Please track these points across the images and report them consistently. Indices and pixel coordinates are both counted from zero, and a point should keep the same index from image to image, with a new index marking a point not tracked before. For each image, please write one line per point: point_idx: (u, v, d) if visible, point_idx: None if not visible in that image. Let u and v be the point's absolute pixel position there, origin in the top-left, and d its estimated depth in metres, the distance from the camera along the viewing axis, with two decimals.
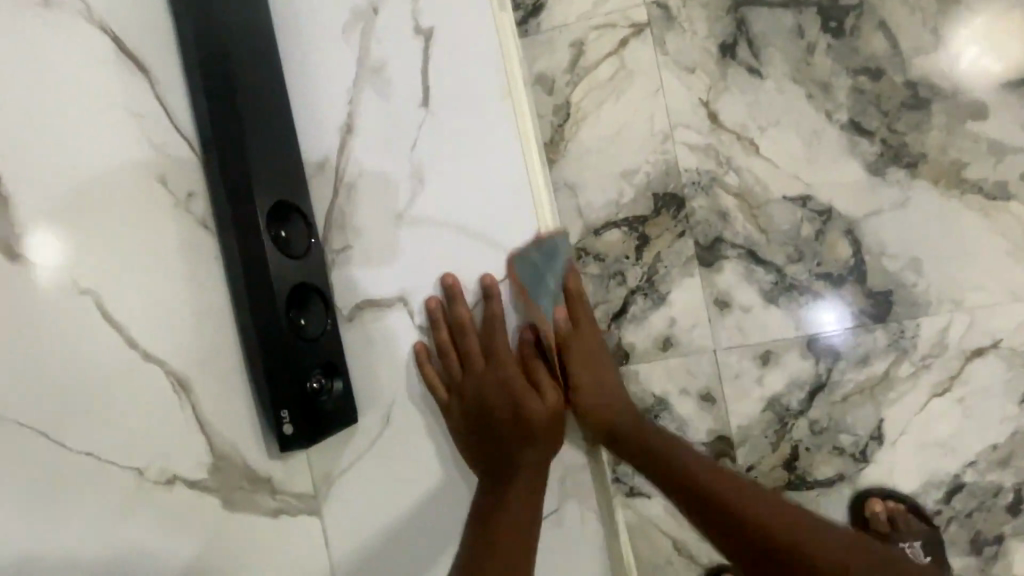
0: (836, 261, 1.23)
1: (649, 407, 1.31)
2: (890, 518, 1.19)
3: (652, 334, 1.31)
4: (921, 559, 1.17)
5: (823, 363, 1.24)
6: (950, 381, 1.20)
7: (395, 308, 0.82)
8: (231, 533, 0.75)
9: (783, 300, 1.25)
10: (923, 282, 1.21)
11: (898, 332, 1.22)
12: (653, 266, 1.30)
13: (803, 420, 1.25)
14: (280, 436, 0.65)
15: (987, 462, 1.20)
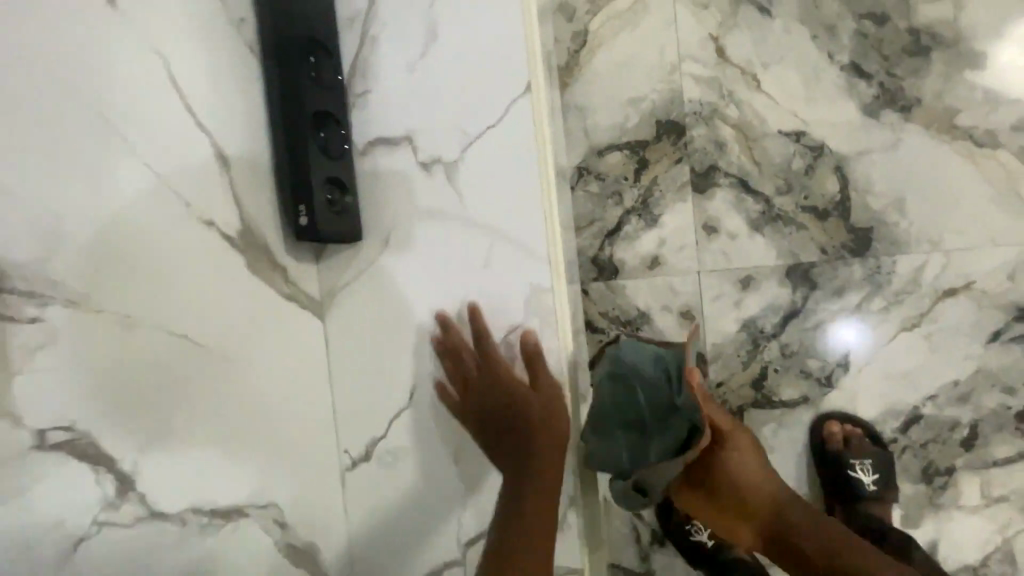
0: (822, 196, 1.30)
1: (631, 319, 1.41)
2: (845, 438, 1.27)
3: (642, 252, 1.40)
4: (870, 477, 1.25)
5: (800, 291, 1.32)
6: (920, 317, 1.27)
7: (401, 152, 0.85)
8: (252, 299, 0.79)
9: (768, 229, 1.33)
10: (904, 221, 1.27)
11: (875, 267, 1.28)
12: (649, 188, 1.39)
13: (775, 342, 1.34)
14: (299, 227, 0.78)
15: (947, 397, 1.26)
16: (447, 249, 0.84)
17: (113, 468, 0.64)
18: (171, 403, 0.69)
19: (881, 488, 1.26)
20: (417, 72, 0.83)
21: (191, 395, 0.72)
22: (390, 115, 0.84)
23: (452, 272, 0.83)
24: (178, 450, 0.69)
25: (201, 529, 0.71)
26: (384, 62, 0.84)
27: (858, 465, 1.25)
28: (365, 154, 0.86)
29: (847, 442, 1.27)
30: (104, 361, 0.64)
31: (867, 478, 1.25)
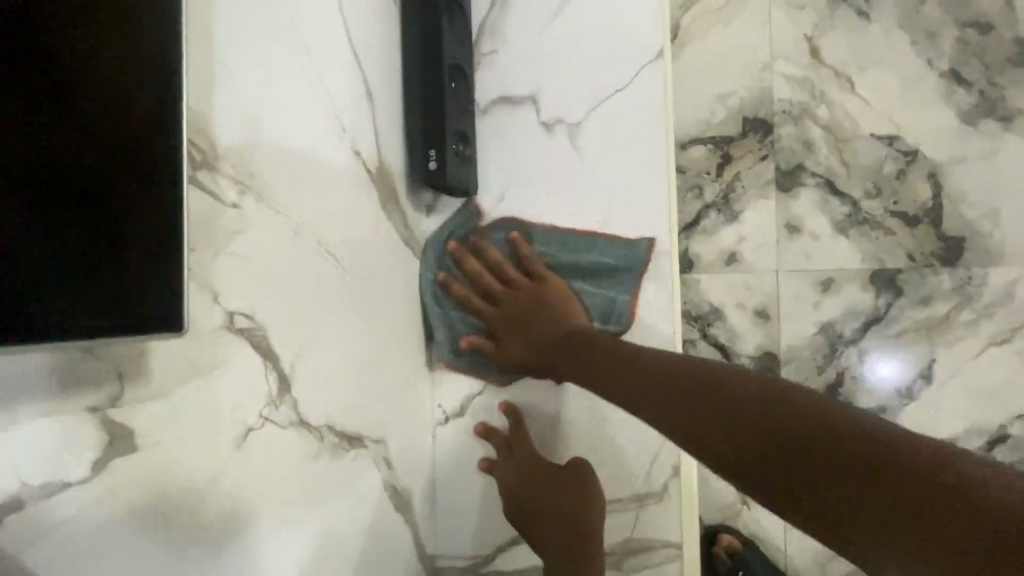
0: (913, 202, 1.28)
1: (703, 315, 1.38)
2: None
3: (719, 247, 1.38)
4: None
5: (883, 298, 1.29)
6: (1011, 332, 1.23)
7: (524, 111, 0.85)
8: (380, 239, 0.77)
9: (854, 232, 1.31)
10: (999, 233, 1.24)
11: (965, 277, 1.25)
12: (731, 184, 1.38)
13: (853, 348, 1.30)
14: (429, 171, 0.80)
15: None
16: (566, 213, 0.84)
17: (278, 365, 0.57)
18: (318, 313, 0.64)
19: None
20: (549, 35, 0.84)
21: (334, 303, 0.67)
22: (516, 75, 0.85)
23: (569, 239, 0.85)
24: (322, 367, 0.64)
25: (334, 448, 0.65)
26: (514, 23, 0.85)
27: None
28: (487, 111, 0.86)
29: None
30: (276, 264, 0.57)
31: None
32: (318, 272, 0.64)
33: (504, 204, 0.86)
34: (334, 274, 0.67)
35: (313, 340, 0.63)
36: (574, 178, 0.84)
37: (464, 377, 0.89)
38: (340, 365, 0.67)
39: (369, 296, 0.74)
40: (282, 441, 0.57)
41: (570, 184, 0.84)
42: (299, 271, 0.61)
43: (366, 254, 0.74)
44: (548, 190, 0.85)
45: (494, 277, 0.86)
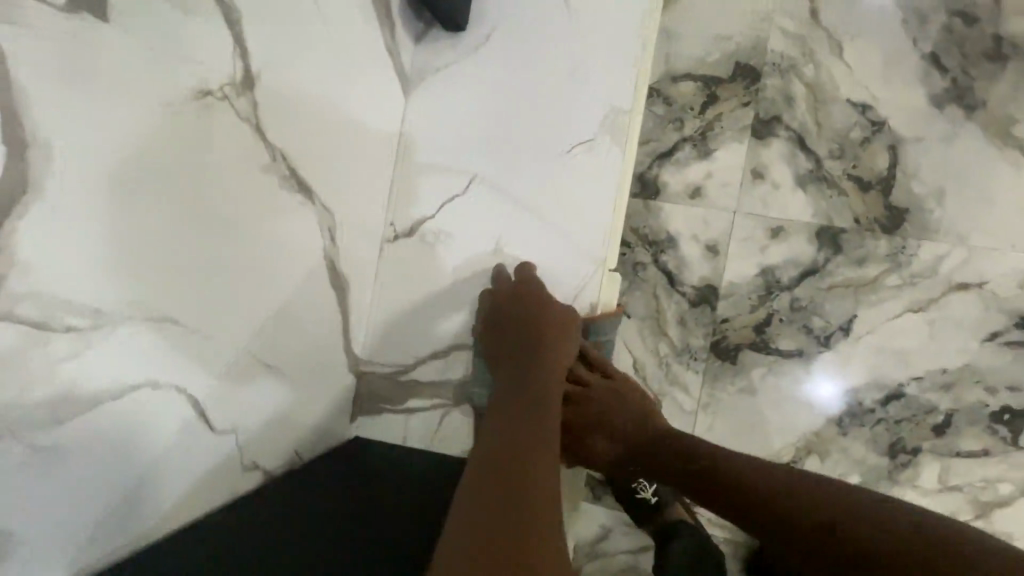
0: (870, 168, 1.37)
1: (659, 241, 1.47)
2: None
3: (686, 181, 1.46)
4: None
5: (823, 253, 1.38)
6: (928, 302, 1.33)
7: None
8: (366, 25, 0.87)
9: (812, 188, 1.39)
10: (939, 211, 1.33)
11: (900, 246, 1.35)
12: (711, 123, 1.45)
13: (787, 294, 1.40)
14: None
15: (932, 382, 1.32)
16: (536, 70, 0.91)
17: (247, 62, 0.70)
18: (297, 62, 0.77)
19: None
20: None
21: (311, 66, 0.80)
22: None
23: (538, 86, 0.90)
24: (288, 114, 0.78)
25: (283, 179, 0.79)
26: None
27: None
28: None
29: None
30: None
31: None
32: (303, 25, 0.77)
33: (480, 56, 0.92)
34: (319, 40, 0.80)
35: (283, 76, 0.76)
36: (552, 36, 0.90)
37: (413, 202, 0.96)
38: (308, 123, 0.81)
39: (348, 83, 0.86)
40: (235, 121, 0.71)
41: (546, 41, 0.90)
42: (286, 12, 0.74)
43: (357, 44, 0.86)
44: (522, 45, 0.91)
45: (464, 115, 0.93)
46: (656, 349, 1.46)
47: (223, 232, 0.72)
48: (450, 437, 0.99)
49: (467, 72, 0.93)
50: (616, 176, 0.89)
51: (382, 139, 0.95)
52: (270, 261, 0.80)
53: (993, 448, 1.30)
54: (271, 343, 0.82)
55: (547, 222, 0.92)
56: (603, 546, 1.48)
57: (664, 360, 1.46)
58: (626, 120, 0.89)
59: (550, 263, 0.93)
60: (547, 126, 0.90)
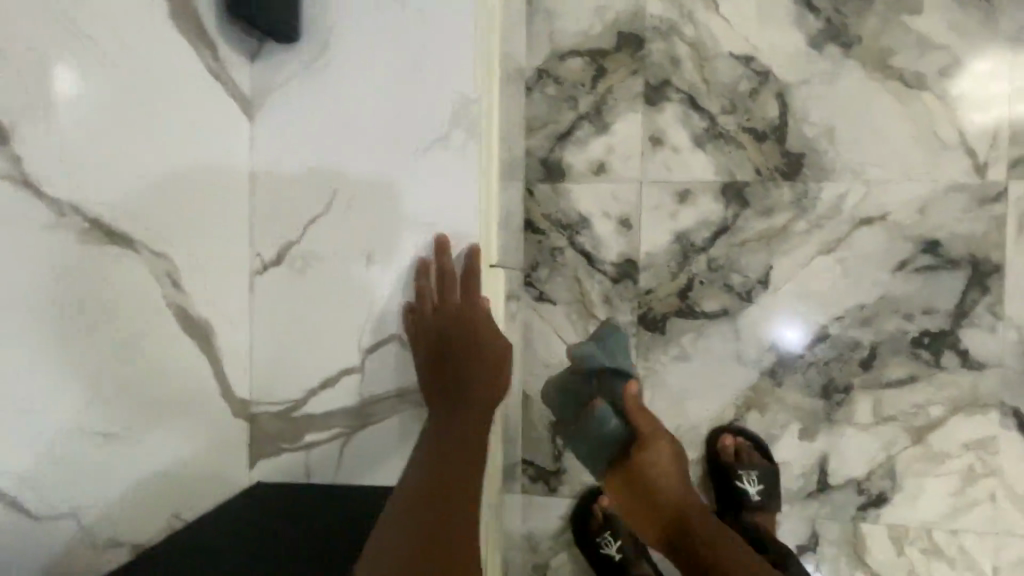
0: (763, 118, 1.37)
1: (572, 224, 1.45)
2: (736, 451, 1.36)
3: (589, 158, 1.44)
4: (754, 487, 1.32)
5: (732, 209, 1.38)
6: (837, 242, 1.34)
7: None
8: (159, 67, 0.85)
9: (710, 146, 1.39)
10: (834, 150, 1.34)
11: (802, 191, 1.35)
12: (603, 96, 1.43)
13: (703, 256, 1.39)
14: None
15: (852, 319, 1.34)
16: (376, 77, 0.97)
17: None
18: (105, 112, 0.78)
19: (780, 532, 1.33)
20: None
21: (123, 114, 0.81)
22: None
23: (382, 93, 0.97)
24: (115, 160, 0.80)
25: (84, 234, 0.76)
26: None
27: (744, 475, 1.32)
28: None
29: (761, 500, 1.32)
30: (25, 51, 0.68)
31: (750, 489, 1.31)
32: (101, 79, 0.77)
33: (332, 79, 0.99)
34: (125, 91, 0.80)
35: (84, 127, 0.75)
36: (387, 44, 0.96)
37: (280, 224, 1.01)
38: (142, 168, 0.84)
39: (178, 126, 0.89)
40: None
41: (389, 55, 0.96)
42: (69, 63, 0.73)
43: (160, 86, 0.86)
44: (369, 62, 0.97)
45: (319, 131, 1.00)
46: (586, 331, 1.44)
47: (30, 309, 0.70)
48: (350, 465, 0.98)
49: (315, 91, 1.00)
50: (468, 161, 0.95)
51: (224, 170, 0.98)
52: (100, 323, 0.78)
53: (919, 373, 1.32)
54: (109, 405, 0.79)
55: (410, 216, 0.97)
56: (568, 537, 1.46)
57: None
58: (474, 110, 0.94)
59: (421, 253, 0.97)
60: (396, 126, 0.96)
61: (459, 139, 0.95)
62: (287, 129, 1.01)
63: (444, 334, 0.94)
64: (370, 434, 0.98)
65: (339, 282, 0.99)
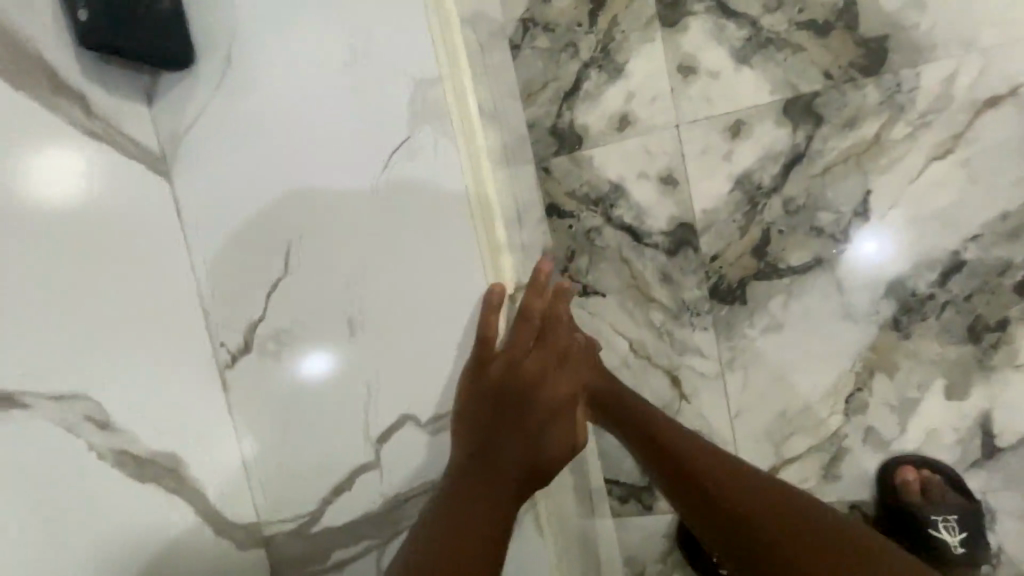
0: (820, 5, 1.05)
1: (603, 196, 1.20)
2: (922, 486, 1.07)
3: (607, 112, 1.17)
4: (955, 536, 1.03)
5: (802, 131, 1.08)
6: (954, 140, 1.02)
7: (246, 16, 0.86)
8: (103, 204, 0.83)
9: (757, 59, 1.09)
10: (927, 21, 1.01)
11: (894, 85, 1.03)
12: (608, 32, 1.15)
13: (776, 198, 1.11)
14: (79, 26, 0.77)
15: (994, 236, 1.02)
16: (317, 112, 0.84)
17: None
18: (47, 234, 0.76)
19: (977, 548, 1.04)
20: None
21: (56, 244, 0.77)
22: None
23: (330, 126, 0.84)
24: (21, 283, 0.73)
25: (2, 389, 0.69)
26: None
27: (940, 521, 1.03)
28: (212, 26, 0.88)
29: (925, 492, 1.06)
30: None
31: (953, 540, 1.03)
32: (46, 181, 0.76)
33: (273, 104, 0.86)
34: (28, 203, 0.75)
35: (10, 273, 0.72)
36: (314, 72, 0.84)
37: (258, 304, 0.91)
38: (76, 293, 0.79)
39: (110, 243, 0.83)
40: None
41: (326, 58, 0.83)
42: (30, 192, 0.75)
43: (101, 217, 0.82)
44: (307, 73, 0.84)
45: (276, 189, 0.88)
46: (649, 320, 1.20)
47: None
48: None
49: (255, 148, 0.88)
50: (454, 167, 0.81)
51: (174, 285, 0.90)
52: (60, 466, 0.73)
53: None
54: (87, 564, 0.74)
55: (413, 257, 0.84)
56: (677, 557, 1.25)
57: (664, 330, 1.19)
58: (436, 92, 0.81)
59: (431, 294, 0.84)
60: (357, 156, 0.84)
61: (434, 141, 0.82)
62: (236, 174, 0.89)
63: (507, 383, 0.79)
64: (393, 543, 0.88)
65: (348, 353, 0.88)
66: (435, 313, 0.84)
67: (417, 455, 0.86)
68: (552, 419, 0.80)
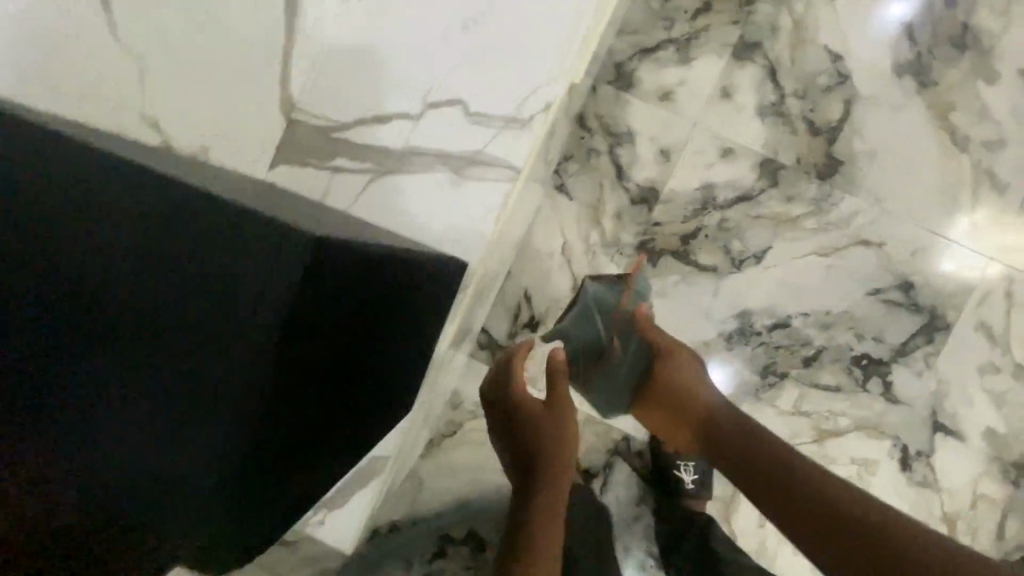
0: (823, 116, 1.44)
1: (618, 134, 1.49)
2: None
3: (659, 81, 1.48)
4: (688, 478, 1.42)
5: (760, 183, 1.46)
6: (833, 250, 1.45)
7: None
8: None
9: (768, 119, 1.45)
10: (868, 171, 1.44)
11: (826, 193, 1.45)
12: (697, 32, 1.46)
13: (718, 213, 1.47)
14: None
15: (814, 320, 1.46)
16: None
17: None
18: None
19: (701, 487, 1.44)
20: None
21: None
22: None
23: None
24: None
25: None
26: None
27: (682, 464, 1.43)
28: None
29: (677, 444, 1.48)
30: None
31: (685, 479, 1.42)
32: None
33: None
34: None
35: None
36: None
37: None
38: None
39: None
40: None
41: None
42: None
43: None
44: None
45: None
46: (587, 235, 1.50)
47: None
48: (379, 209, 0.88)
49: None
50: None
51: None
52: None
53: (845, 386, 1.46)
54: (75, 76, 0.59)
55: (524, 30, 0.85)
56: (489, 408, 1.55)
57: (592, 248, 1.50)
58: None
59: (517, 69, 0.85)
60: None
61: None
62: None
63: (509, 417, 1.08)
64: (419, 184, 0.88)
65: (417, 77, 0.85)
66: (513, 82, 0.85)
67: (452, 136, 0.86)
68: (551, 423, 1.04)
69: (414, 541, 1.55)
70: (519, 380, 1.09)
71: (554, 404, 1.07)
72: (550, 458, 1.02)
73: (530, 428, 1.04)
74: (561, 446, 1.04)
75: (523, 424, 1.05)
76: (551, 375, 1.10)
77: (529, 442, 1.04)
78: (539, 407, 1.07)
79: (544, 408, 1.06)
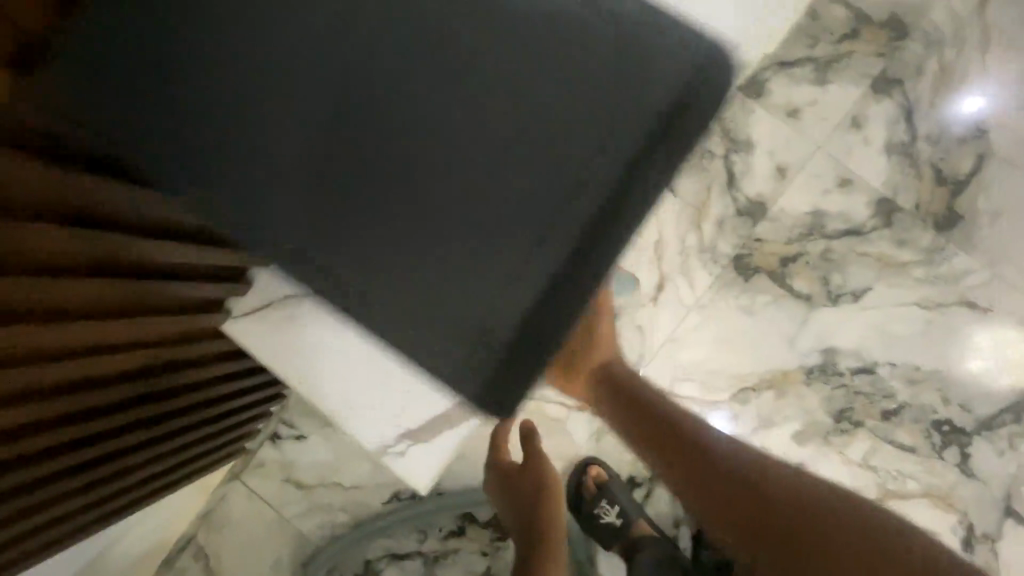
0: (952, 167, 1.39)
1: (737, 140, 1.44)
2: None
3: (790, 97, 1.43)
4: None
5: (874, 221, 1.40)
6: (936, 305, 1.39)
7: None
8: None
9: (894, 158, 1.40)
10: (988, 231, 1.38)
11: (940, 245, 1.39)
12: (840, 55, 1.42)
13: (824, 242, 1.41)
14: None
15: (901, 373, 1.39)
16: None
17: None
18: None
19: None
20: None
21: None
22: None
23: None
24: None
25: None
26: None
27: None
28: None
29: None
30: None
31: None
32: None
33: None
34: None
35: None
36: None
37: None
38: None
39: None
40: None
41: None
42: None
43: None
44: None
45: None
46: (684, 236, 1.44)
47: None
48: None
49: None
50: None
51: None
52: None
53: (921, 449, 1.38)
54: None
55: None
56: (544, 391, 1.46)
57: (686, 250, 1.44)
58: None
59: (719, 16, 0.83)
60: None
61: None
62: None
63: (508, 472, 1.11)
64: None
65: None
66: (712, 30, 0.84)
67: None
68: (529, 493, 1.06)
69: (436, 514, 1.46)
70: (500, 445, 1.13)
71: (527, 474, 1.08)
72: (547, 504, 1.04)
73: (509, 477, 1.10)
74: (550, 496, 1.05)
75: (506, 478, 1.11)
76: (517, 465, 1.11)
77: (520, 487, 1.08)
78: (525, 470, 1.09)
79: (527, 478, 1.08)
